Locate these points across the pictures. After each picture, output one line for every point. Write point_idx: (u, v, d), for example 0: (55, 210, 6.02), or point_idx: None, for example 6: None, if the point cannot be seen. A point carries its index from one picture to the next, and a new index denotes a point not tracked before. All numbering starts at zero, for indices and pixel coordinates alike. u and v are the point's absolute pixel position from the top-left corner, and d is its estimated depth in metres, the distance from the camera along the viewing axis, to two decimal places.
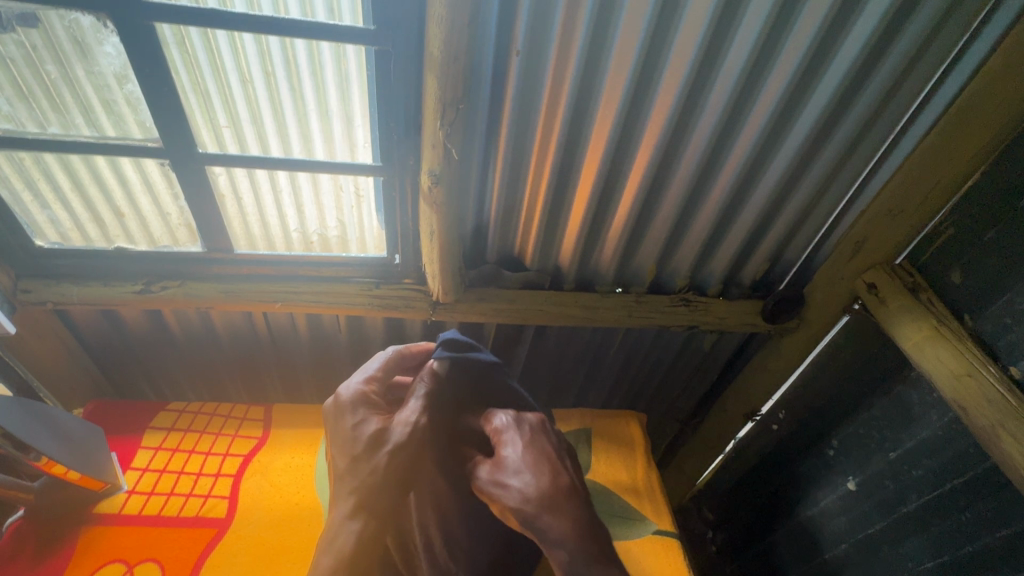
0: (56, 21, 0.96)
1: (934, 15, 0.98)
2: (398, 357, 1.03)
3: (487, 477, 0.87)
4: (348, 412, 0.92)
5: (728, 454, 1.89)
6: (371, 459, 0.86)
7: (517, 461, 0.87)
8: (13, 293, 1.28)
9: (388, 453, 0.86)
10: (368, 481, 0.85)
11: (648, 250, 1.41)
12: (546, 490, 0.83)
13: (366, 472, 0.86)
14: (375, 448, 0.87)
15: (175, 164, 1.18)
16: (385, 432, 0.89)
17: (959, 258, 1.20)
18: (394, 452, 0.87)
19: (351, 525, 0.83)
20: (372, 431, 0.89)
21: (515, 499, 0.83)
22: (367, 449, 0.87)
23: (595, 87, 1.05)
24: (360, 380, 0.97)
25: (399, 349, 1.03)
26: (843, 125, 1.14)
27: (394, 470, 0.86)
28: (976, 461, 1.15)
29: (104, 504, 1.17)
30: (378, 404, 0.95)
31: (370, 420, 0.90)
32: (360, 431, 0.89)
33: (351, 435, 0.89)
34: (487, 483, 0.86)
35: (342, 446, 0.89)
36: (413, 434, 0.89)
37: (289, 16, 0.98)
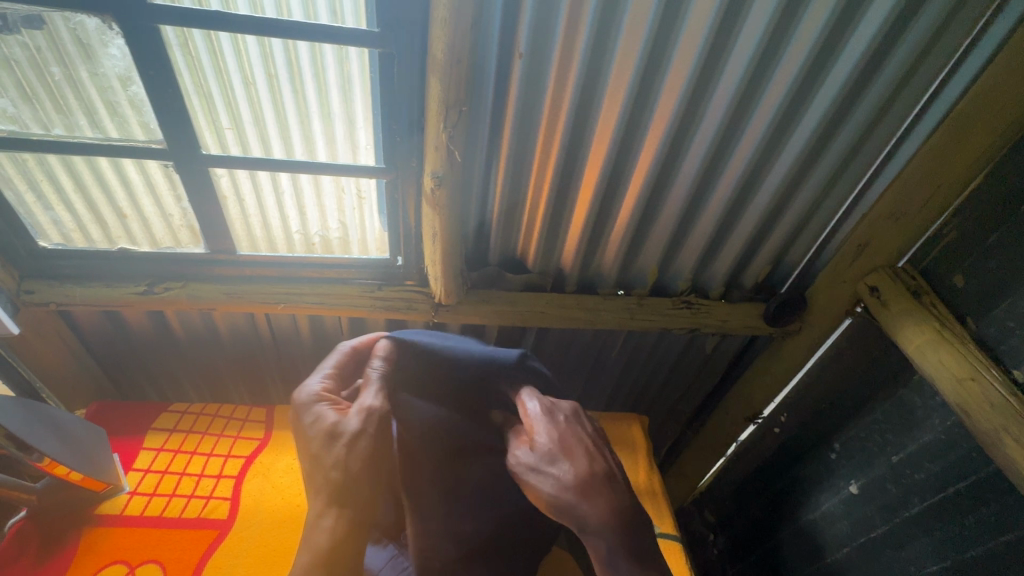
0: (61, 23, 0.97)
1: (937, 19, 0.98)
2: (352, 353, 1.00)
3: (549, 486, 0.86)
4: (306, 410, 0.89)
5: (730, 457, 1.88)
6: (333, 451, 0.83)
7: (567, 470, 0.85)
8: (16, 294, 1.28)
9: (349, 440, 0.83)
10: (334, 474, 0.82)
11: (650, 253, 1.41)
12: (592, 480, 0.84)
13: (332, 465, 0.83)
14: (335, 440, 0.84)
15: (178, 165, 1.18)
16: (340, 425, 0.85)
17: (961, 262, 1.19)
18: (353, 439, 0.84)
19: (325, 523, 0.81)
20: (330, 424, 0.85)
21: (572, 505, 0.83)
22: (327, 441, 0.84)
23: (597, 90, 1.05)
24: (318, 381, 0.93)
25: (352, 345, 1.01)
26: (845, 129, 1.14)
27: (360, 455, 0.83)
28: (978, 465, 1.14)
29: (106, 506, 1.17)
30: (335, 400, 0.91)
31: (328, 412, 0.87)
32: (316, 426, 0.86)
33: (313, 429, 0.86)
34: (551, 496, 0.85)
35: (304, 445, 0.86)
36: (373, 420, 0.86)
37: (292, 18, 0.99)
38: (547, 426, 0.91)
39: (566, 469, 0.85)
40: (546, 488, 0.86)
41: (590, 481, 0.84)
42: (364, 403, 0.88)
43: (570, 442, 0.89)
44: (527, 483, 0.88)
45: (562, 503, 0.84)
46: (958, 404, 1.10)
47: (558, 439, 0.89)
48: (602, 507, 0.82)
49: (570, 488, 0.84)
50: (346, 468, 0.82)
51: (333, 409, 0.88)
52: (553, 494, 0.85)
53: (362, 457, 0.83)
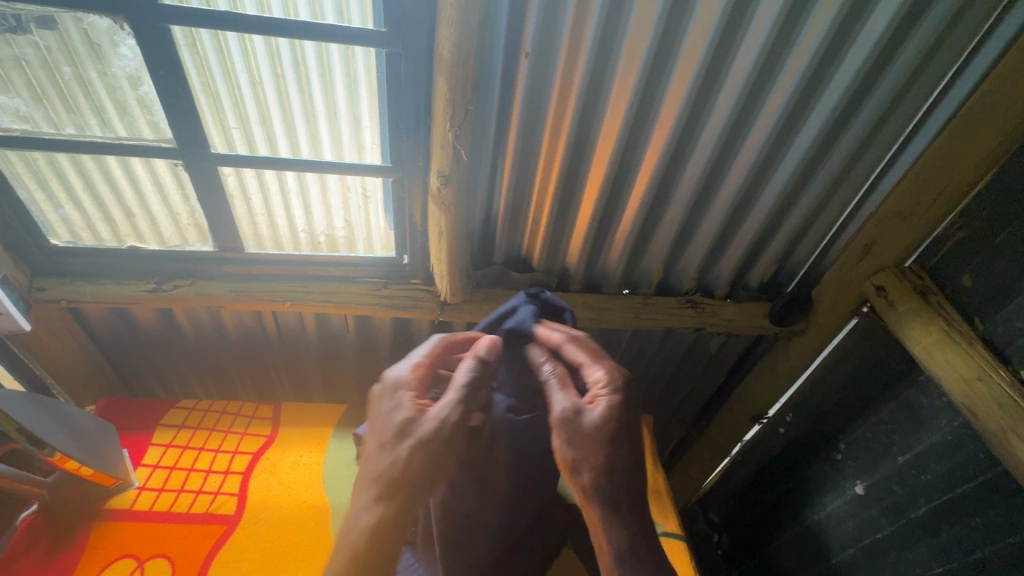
0: (73, 24, 0.98)
1: (944, 17, 0.97)
2: (447, 345, 0.94)
3: (569, 408, 0.86)
4: (389, 392, 0.88)
5: (735, 457, 1.88)
6: (395, 450, 0.81)
7: (607, 419, 0.86)
8: (27, 291, 1.30)
9: (412, 445, 0.81)
10: (390, 473, 0.80)
11: (655, 252, 1.41)
12: (621, 438, 0.86)
13: (389, 463, 0.81)
14: (402, 438, 0.82)
15: (187, 164, 1.19)
16: (415, 423, 0.83)
17: (969, 262, 1.19)
18: (418, 445, 0.81)
19: (369, 517, 0.79)
20: (404, 418, 0.83)
21: (587, 439, 0.85)
22: (395, 436, 0.82)
23: (603, 89, 1.05)
24: (408, 367, 0.90)
25: (447, 337, 0.94)
26: (852, 128, 1.13)
27: (423, 465, 0.80)
28: (985, 467, 1.14)
29: (115, 500, 1.19)
30: (421, 393, 0.88)
31: (402, 405, 0.85)
32: (393, 416, 0.84)
33: (385, 419, 0.85)
34: (566, 416, 0.86)
35: (377, 431, 0.85)
36: (440, 429, 0.81)
37: (299, 19, 0.99)
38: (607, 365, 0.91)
39: (599, 412, 0.86)
40: (561, 406, 0.87)
41: (609, 444, 0.85)
42: (437, 412, 0.83)
43: (617, 419, 0.86)
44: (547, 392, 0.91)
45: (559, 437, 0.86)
46: (965, 405, 1.09)
47: (611, 388, 0.88)
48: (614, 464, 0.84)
49: (587, 432, 0.85)
50: (404, 472, 0.80)
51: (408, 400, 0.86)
52: (569, 416, 0.86)
53: (422, 468, 0.80)
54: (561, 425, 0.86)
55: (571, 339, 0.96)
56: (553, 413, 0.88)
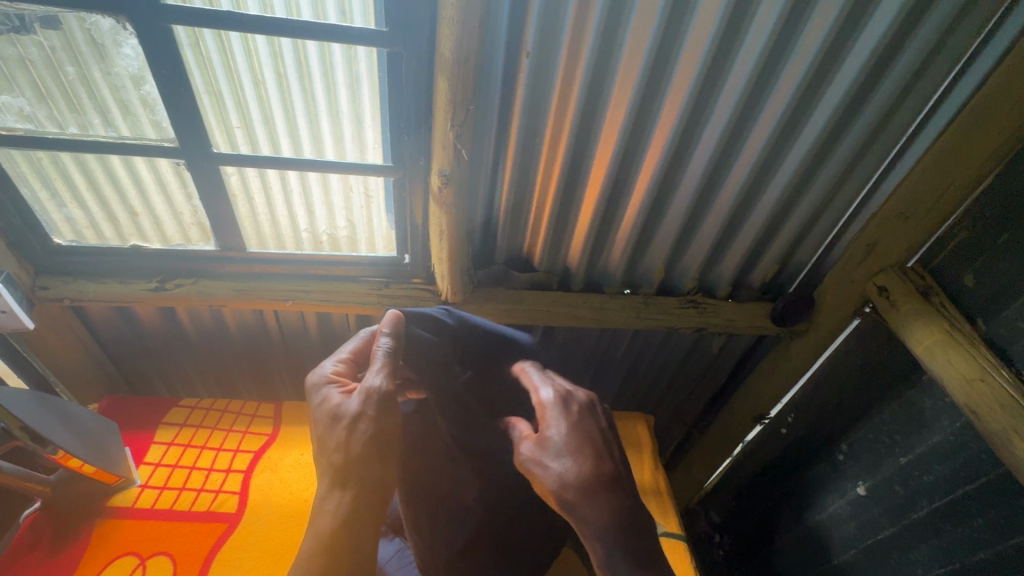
0: (76, 23, 0.98)
1: (948, 16, 0.97)
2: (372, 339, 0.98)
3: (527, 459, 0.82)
4: (317, 393, 0.89)
5: (737, 457, 1.88)
6: (334, 435, 0.83)
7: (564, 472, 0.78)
8: (31, 289, 1.30)
9: (347, 422, 0.83)
10: (336, 456, 0.82)
11: (657, 252, 1.41)
12: (585, 450, 0.80)
13: (335, 450, 0.83)
14: (337, 422, 0.84)
15: (190, 163, 1.19)
16: (343, 406, 0.85)
17: (972, 263, 1.18)
18: (350, 424, 0.83)
19: (330, 503, 0.82)
20: (333, 407, 0.85)
21: (547, 469, 0.79)
22: (330, 424, 0.84)
23: (604, 88, 1.05)
24: (330, 365, 0.92)
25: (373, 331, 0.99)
26: (854, 127, 1.13)
27: (360, 437, 0.82)
28: (987, 467, 1.13)
29: (117, 498, 1.19)
30: (346, 383, 0.91)
31: (332, 395, 0.87)
32: (322, 407, 0.87)
33: (320, 413, 0.87)
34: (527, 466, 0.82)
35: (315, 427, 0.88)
36: (370, 401, 0.83)
37: (301, 18, 1.00)
38: (554, 387, 0.90)
39: (554, 438, 0.81)
40: (524, 448, 0.83)
41: (575, 459, 0.79)
42: (366, 385, 0.85)
43: (574, 435, 0.81)
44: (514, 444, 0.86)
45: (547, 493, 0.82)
46: (967, 405, 1.08)
47: (559, 404, 0.85)
48: (586, 477, 0.77)
49: (548, 461, 0.80)
50: (347, 451, 0.82)
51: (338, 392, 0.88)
52: (530, 456, 0.82)
53: (361, 441, 0.82)
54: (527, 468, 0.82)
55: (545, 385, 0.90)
56: (518, 456, 0.83)
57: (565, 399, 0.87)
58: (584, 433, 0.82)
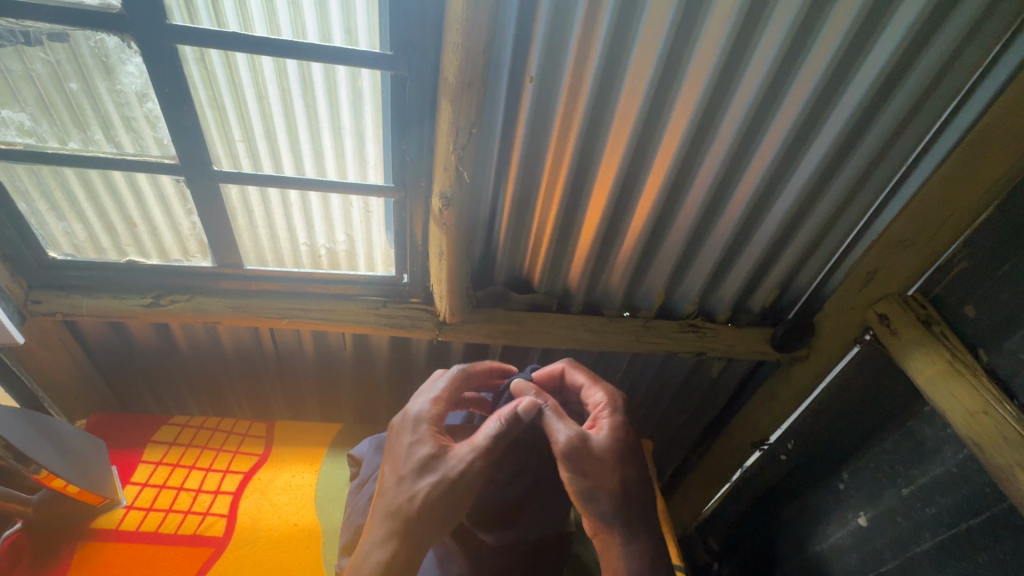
0: (84, 41, 0.99)
1: (944, 52, 0.99)
2: (465, 375, 0.99)
3: (575, 437, 0.88)
4: (406, 430, 0.90)
5: (736, 482, 1.83)
6: (414, 487, 0.83)
7: (618, 438, 0.92)
8: (23, 303, 1.29)
9: (433, 485, 0.83)
10: (407, 509, 0.82)
11: (657, 275, 1.41)
12: (624, 460, 0.90)
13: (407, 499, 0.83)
14: (423, 476, 0.84)
15: (190, 180, 1.19)
16: (435, 459, 0.85)
17: (973, 292, 1.18)
18: (438, 484, 0.83)
19: (376, 556, 0.81)
20: (422, 458, 0.86)
21: (597, 457, 0.88)
22: (416, 474, 0.84)
23: (607, 115, 1.06)
24: (428, 402, 0.93)
25: (466, 367, 1.00)
26: (853, 156, 1.14)
27: (441, 493, 0.82)
28: (991, 501, 1.12)
29: (101, 520, 1.16)
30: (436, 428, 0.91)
31: (425, 443, 0.88)
32: (411, 453, 0.87)
33: (402, 458, 0.87)
34: (573, 445, 0.87)
35: (393, 464, 0.88)
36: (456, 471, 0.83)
37: (307, 40, 1.00)
38: (599, 394, 0.99)
39: (604, 433, 0.92)
40: (565, 435, 0.88)
41: (615, 461, 0.89)
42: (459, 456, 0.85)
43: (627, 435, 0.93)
44: (546, 426, 0.91)
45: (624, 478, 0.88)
46: (971, 438, 1.07)
47: (610, 409, 0.96)
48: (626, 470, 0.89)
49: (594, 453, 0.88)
50: (426, 498, 0.82)
51: (429, 436, 0.89)
52: (574, 443, 0.87)
53: (444, 497, 0.82)
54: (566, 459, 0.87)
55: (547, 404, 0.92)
56: (557, 445, 0.88)
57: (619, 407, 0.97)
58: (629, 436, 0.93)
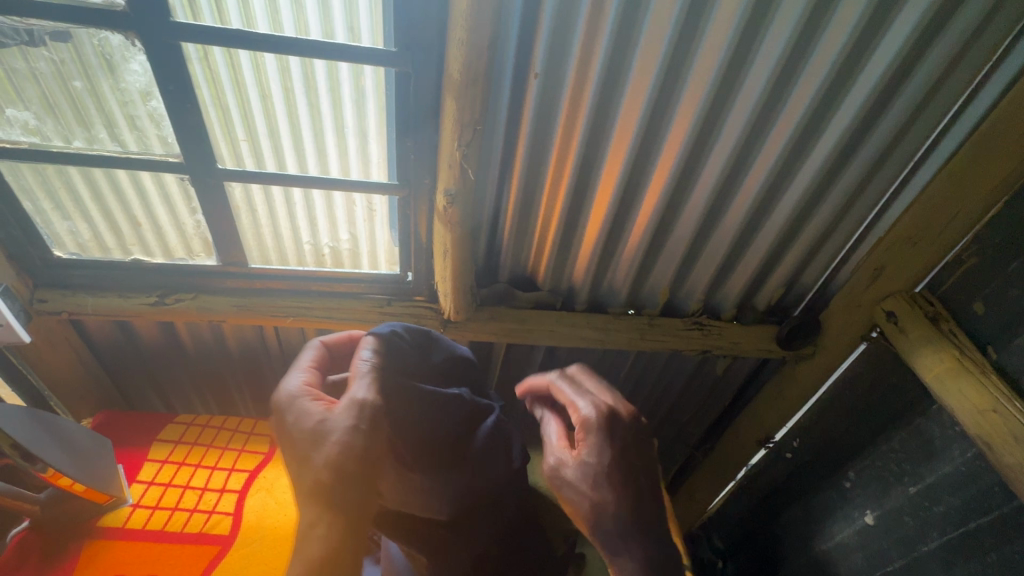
0: (87, 39, 0.98)
1: (953, 48, 0.98)
2: (326, 349, 0.91)
3: (588, 413, 0.82)
4: (286, 409, 0.76)
5: (741, 481, 1.82)
6: (319, 451, 0.69)
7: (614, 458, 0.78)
8: (29, 302, 1.29)
9: (338, 435, 0.69)
10: (318, 475, 0.67)
11: (662, 273, 1.40)
12: (615, 482, 0.76)
13: (320, 466, 0.67)
14: (323, 438, 0.70)
15: (194, 179, 1.19)
16: (326, 420, 0.72)
17: (981, 290, 1.17)
18: (341, 440, 0.69)
19: (317, 532, 0.65)
20: (314, 422, 0.72)
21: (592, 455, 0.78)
22: (312, 442, 0.70)
23: (611, 110, 1.05)
24: (298, 378, 0.81)
25: (324, 341, 0.92)
26: (860, 153, 1.13)
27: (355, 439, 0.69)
28: (1000, 500, 1.11)
29: (107, 518, 1.16)
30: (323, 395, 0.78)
31: (311, 406, 0.75)
32: (298, 427, 0.73)
33: (293, 430, 0.73)
34: (585, 420, 0.81)
35: (289, 449, 0.72)
36: (364, 413, 0.72)
37: (310, 37, 1.00)
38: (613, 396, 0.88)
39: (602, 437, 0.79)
40: (584, 409, 0.82)
41: (607, 485, 0.76)
42: (351, 398, 0.74)
43: (628, 455, 0.78)
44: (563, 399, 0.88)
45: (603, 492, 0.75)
46: (979, 437, 1.06)
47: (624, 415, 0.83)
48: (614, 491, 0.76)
49: (580, 478, 0.77)
50: (340, 451, 0.68)
51: (314, 401, 0.76)
52: (558, 469, 0.79)
53: (362, 437, 0.70)
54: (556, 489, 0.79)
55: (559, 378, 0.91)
56: (576, 415, 0.83)
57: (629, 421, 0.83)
58: (620, 447, 0.79)
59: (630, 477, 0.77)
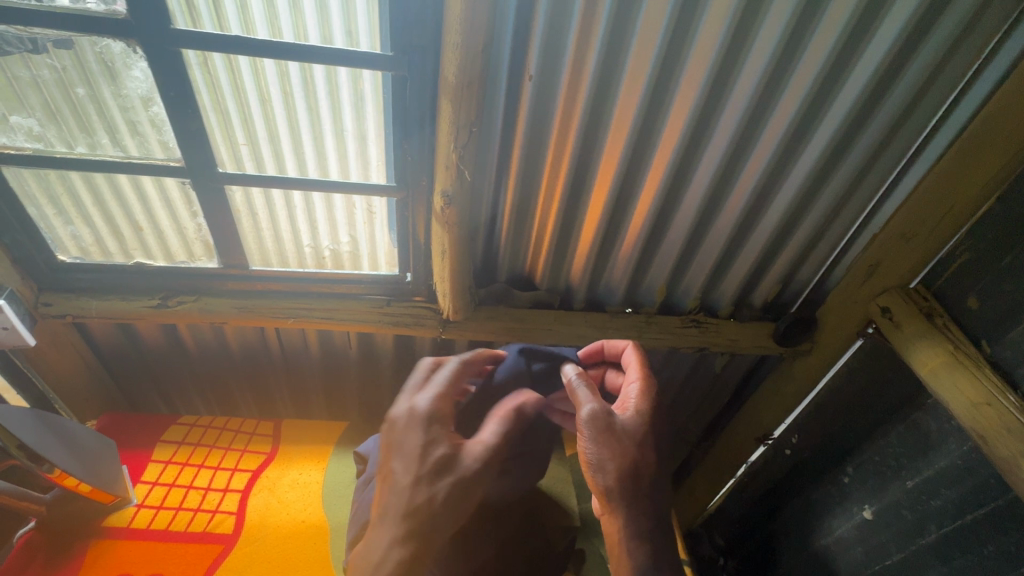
0: (89, 47, 1.00)
1: (941, 47, 1.00)
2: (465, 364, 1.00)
3: (636, 391, 1.01)
4: (413, 432, 0.85)
5: (740, 479, 1.82)
6: (433, 488, 0.80)
7: (636, 421, 0.96)
8: (34, 306, 1.31)
9: (453, 482, 0.81)
10: (424, 510, 0.79)
11: (659, 270, 1.41)
12: (639, 449, 0.93)
13: (423, 500, 0.80)
14: (442, 473, 0.81)
15: (195, 182, 1.20)
16: (453, 460, 0.83)
17: (974, 285, 1.18)
18: (457, 482, 0.81)
19: (393, 556, 0.77)
20: (440, 459, 0.82)
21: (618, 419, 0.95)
22: (431, 476, 0.81)
23: (606, 111, 1.07)
24: (430, 400, 0.90)
25: (466, 358, 1.01)
26: (853, 150, 1.15)
27: (455, 498, 0.81)
28: (997, 493, 1.12)
29: (112, 518, 1.18)
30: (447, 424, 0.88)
31: (436, 447, 0.84)
32: (427, 453, 0.83)
33: (411, 459, 0.83)
34: (632, 393, 1.01)
35: (405, 465, 0.82)
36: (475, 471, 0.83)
37: (308, 42, 1.01)
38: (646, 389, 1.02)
39: (628, 414, 0.97)
40: (634, 386, 1.02)
41: (636, 443, 0.93)
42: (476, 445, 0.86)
43: (644, 431, 0.95)
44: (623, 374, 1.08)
45: (626, 431, 0.94)
46: (973, 429, 1.08)
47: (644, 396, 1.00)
48: (637, 442, 0.94)
49: (614, 431, 0.93)
50: (441, 507, 0.79)
51: (441, 439, 0.85)
52: (598, 417, 0.93)
53: (459, 501, 0.82)
54: (590, 427, 0.92)
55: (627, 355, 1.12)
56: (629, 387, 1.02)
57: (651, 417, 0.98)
58: (653, 423, 0.98)
59: (650, 448, 0.95)
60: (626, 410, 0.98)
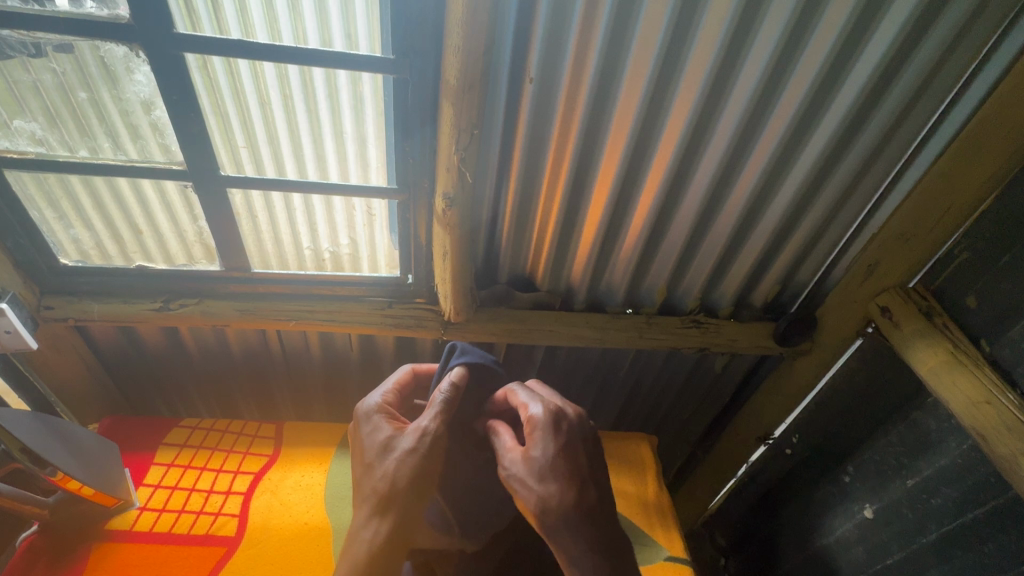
0: (90, 51, 1.01)
1: (938, 48, 1.00)
2: (412, 375, 1.11)
3: (540, 411, 0.90)
4: (366, 423, 0.99)
5: (741, 478, 1.83)
6: (383, 464, 0.91)
7: (542, 459, 0.85)
8: (36, 309, 1.31)
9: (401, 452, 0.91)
10: (383, 486, 0.89)
11: (659, 271, 1.42)
12: (565, 472, 0.83)
13: (379, 478, 0.90)
14: (387, 454, 0.92)
15: (197, 186, 1.21)
16: (394, 440, 0.93)
17: (974, 284, 1.19)
18: (402, 456, 0.90)
19: (366, 533, 0.87)
20: (384, 439, 0.94)
21: (526, 483, 0.84)
22: (379, 456, 0.92)
23: (606, 114, 1.08)
24: (380, 398, 1.03)
25: (413, 368, 1.12)
26: (851, 151, 1.15)
27: (410, 470, 0.89)
28: (996, 491, 1.12)
29: (115, 521, 1.18)
30: (393, 416, 1.01)
31: (381, 430, 0.96)
32: (373, 438, 0.95)
33: (367, 445, 0.96)
34: (535, 420, 0.89)
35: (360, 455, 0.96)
36: (424, 442, 0.91)
37: (308, 46, 1.02)
38: (545, 402, 0.91)
39: (535, 453, 0.86)
40: (536, 411, 0.90)
41: (551, 488, 0.82)
42: (417, 426, 0.93)
43: (555, 455, 0.85)
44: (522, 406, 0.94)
45: (536, 483, 0.83)
46: (973, 428, 1.08)
47: (546, 424, 0.88)
48: (552, 488, 0.82)
49: (526, 488, 0.84)
50: (396, 478, 0.89)
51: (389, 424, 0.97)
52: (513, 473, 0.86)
53: (415, 467, 0.89)
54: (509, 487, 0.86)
55: (521, 387, 0.98)
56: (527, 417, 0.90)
57: (554, 416, 0.89)
58: (563, 455, 0.85)
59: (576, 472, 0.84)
60: (532, 450, 0.86)
